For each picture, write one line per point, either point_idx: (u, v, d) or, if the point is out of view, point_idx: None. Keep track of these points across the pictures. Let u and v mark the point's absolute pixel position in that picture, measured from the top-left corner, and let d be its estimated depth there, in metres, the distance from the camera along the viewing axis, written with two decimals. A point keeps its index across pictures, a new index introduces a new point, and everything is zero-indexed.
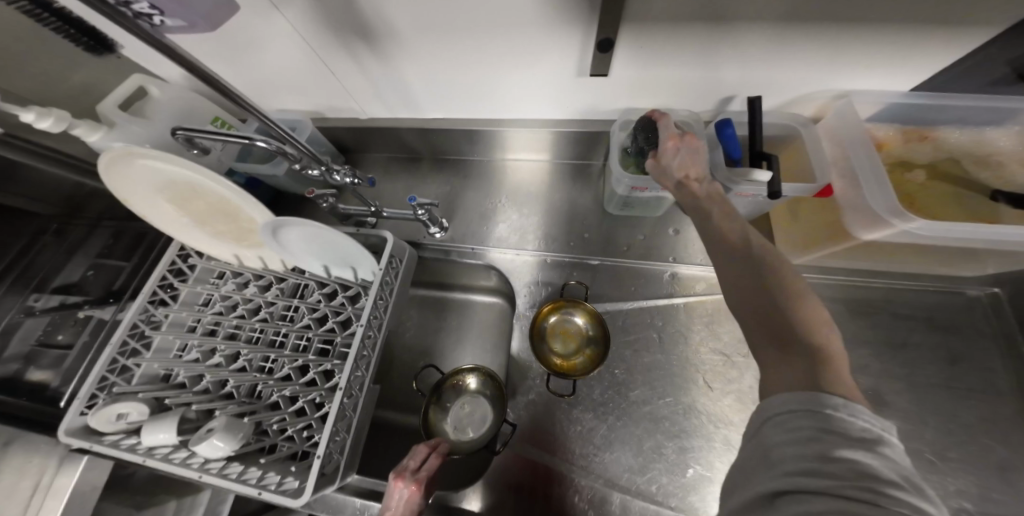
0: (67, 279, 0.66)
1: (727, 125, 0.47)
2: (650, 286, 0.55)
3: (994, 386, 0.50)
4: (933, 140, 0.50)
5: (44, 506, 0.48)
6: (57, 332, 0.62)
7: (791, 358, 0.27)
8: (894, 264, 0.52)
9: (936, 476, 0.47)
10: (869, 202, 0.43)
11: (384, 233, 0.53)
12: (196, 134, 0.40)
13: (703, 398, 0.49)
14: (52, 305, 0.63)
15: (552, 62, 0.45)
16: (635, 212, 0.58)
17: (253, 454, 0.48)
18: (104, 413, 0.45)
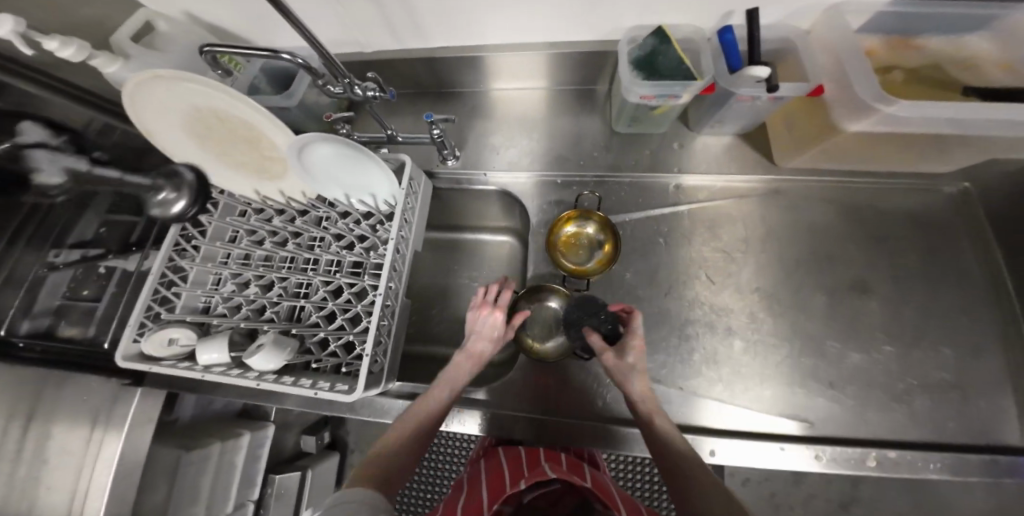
0: (82, 236, 0.61)
1: (729, 30, 0.49)
2: (655, 196, 0.59)
3: (966, 270, 0.55)
4: (914, 47, 0.54)
5: (99, 457, 0.45)
6: (83, 287, 0.57)
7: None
8: (873, 164, 0.57)
9: (921, 351, 0.51)
10: (857, 94, 0.46)
11: (403, 157, 0.56)
12: (221, 50, 0.43)
13: (705, 291, 0.54)
14: (74, 258, 0.58)
15: None
16: (642, 128, 0.61)
17: (300, 369, 0.51)
18: (156, 337, 0.46)
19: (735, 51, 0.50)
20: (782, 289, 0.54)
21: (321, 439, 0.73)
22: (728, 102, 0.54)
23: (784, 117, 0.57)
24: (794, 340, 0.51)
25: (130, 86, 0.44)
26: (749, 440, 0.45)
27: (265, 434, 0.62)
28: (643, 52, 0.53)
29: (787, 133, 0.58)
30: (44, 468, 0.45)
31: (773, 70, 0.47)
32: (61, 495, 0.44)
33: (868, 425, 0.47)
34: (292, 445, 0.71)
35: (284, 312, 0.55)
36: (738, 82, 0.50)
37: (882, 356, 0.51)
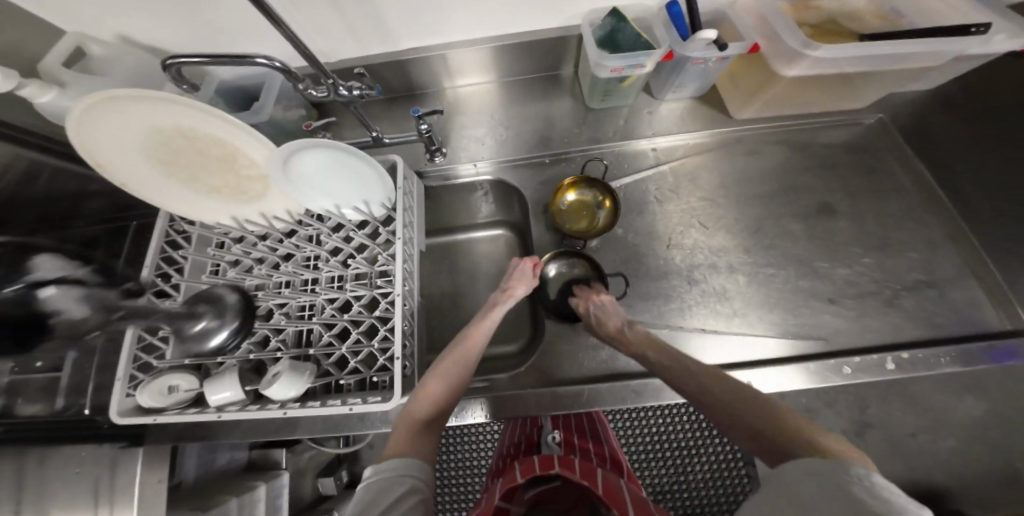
0: None
1: (675, 4, 0.54)
2: (637, 161, 0.63)
3: (903, 185, 0.64)
4: (815, 9, 0.60)
5: None
6: (32, 360, 0.46)
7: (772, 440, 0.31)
8: (812, 106, 0.65)
9: (890, 257, 0.58)
10: (788, 44, 0.53)
11: (390, 157, 0.55)
12: (182, 60, 0.41)
13: (702, 237, 0.58)
14: None
15: None
16: (612, 101, 0.64)
17: (321, 392, 0.48)
18: (154, 387, 0.43)
19: (682, 22, 0.54)
20: (764, 224, 0.59)
21: (340, 478, 0.65)
22: (684, 67, 0.59)
23: (730, 78, 0.64)
24: (787, 267, 0.57)
25: (78, 114, 0.39)
26: (777, 365, 0.49)
27: (281, 483, 0.55)
28: (602, 32, 0.57)
29: (737, 91, 0.64)
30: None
31: (719, 30, 0.51)
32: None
33: (866, 328, 0.53)
34: (310, 491, 0.62)
35: (289, 338, 0.51)
36: (691, 47, 0.54)
37: (862, 267, 0.57)
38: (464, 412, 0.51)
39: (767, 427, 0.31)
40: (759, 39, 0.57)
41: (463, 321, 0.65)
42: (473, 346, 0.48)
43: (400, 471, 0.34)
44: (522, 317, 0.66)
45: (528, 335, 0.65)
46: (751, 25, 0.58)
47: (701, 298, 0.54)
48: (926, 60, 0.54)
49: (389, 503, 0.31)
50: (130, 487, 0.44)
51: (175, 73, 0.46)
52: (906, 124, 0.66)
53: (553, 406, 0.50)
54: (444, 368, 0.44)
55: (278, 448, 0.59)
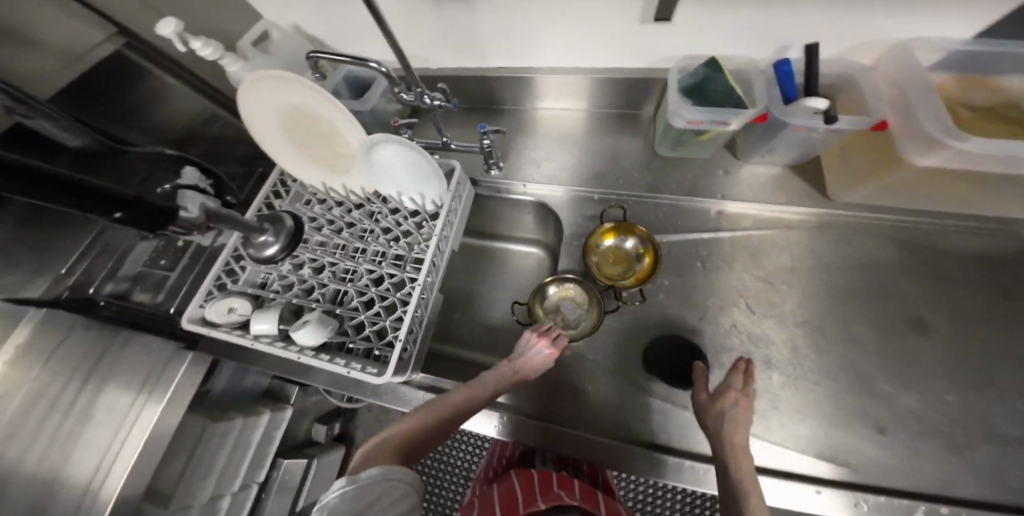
0: None
1: (785, 62, 0.45)
2: (696, 220, 0.57)
3: None
4: (992, 86, 0.45)
5: (126, 445, 0.51)
6: (160, 258, 0.67)
7: None
8: (951, 205, 0.50)
9: (1007, 413, 0.44)
10: (924, 126, 0.41)
11: (452, 164, 0.61)
12: (324, 56, 0.49)
13: (743, 319, 0.51)
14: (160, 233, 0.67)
15: (609, 15, 0.50)
16: (684, 152, 0.60)
17: (335, 349, 0.55)
18: (221, 305, 0.54)
19: (790, 82, 0.45)
20: (830, 324, 0.50)
21: (330, 430, 0.89)
22: (782, 132, 0.50)
23: (841, 153, 0.52)
24: (841, 381, 0.47)
25: (247, 84, 0.51)
26: (781, 480, 0.42)
27: (280, 418, 0.73)
28: (690, 78, 0.51)
29: (845, 169, 0.51)
30: (88, 424, 0.50)
31: (831, 100, 0.42)
32: (89, 459, 0.49)
33: (929, 483, 0.42)
34: (305, 431, 0.85)
35: (329, 294, 0.60)
36: (793, 113, 0.46)
37: (944, 406, 0.45)
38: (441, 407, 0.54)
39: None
40: (889, 115, 0.45)
41: (473, 326, 0.68)
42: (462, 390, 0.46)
43: (385, 478, 0.34)
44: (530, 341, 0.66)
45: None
46: (886, 99, 0.45)
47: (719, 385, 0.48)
48: None
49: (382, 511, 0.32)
50: (169, 386, 0.57)
51: (313, 61, 0.56)
52: None
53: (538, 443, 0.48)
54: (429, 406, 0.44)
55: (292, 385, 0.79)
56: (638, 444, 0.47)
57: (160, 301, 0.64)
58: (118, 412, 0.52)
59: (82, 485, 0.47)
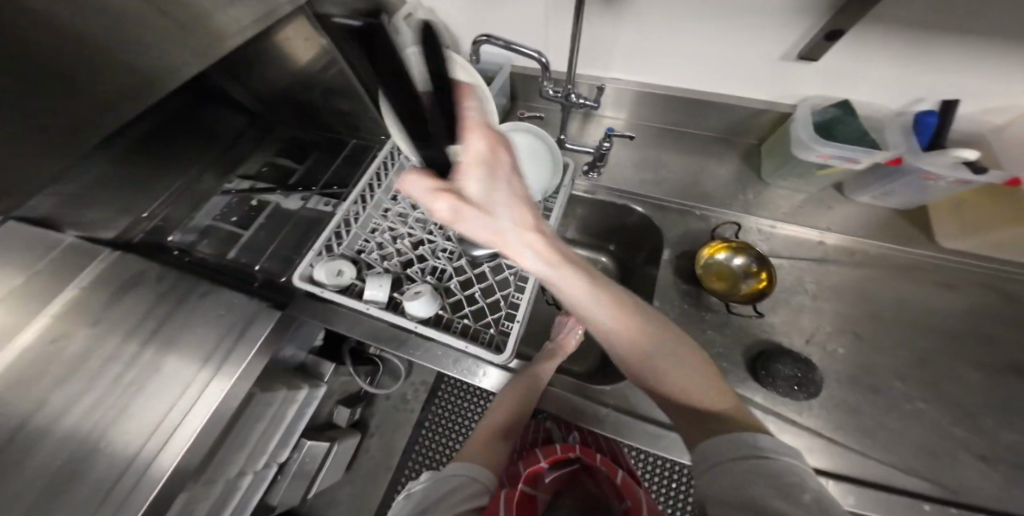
0: (247, 171, 0.74)
1: (930, 114, 0.49)
2: (797, 247, 0.59)
3: None
4: None
5: (182, 426, 0.47)
6: (232, 215, 0.69)
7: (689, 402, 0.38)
8: None
9: None
10: None
11: (563, 160, 0.63)
12: (490, 41, 0.51)
13: (849, 347, 0.52)
14: (243, 188, 0.71)
15: (754, 47, 0.52)
16: (792, 183, 0.62)
17: (434, 325, 0.55)
18: (330, 267, 0.54)
19: (930, 133, 0.49)
20: (936, 361, 0.50)
21: (352, 414, 0.84)
22: (906, 177, 0.53)
23: (956, 208, 0.54)
24: (945, 411, 0.47)
25: (399, 58, 0.54)
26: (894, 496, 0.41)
27: (317, 393, 0.72)
28: (822, 116, 0.55)
29: (958, 220, 0.54)
30: (139, 395, 0.47)
31: (982, 152, 0.45)
32: (141, 428, 0.46)
33: None
34: (326, 413, 0.81)
35: (428, 269, 0.60)
36: (928, 160, 0.49)
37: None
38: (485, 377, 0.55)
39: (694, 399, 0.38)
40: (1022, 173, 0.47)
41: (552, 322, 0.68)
42: (496, 236, 0.39)
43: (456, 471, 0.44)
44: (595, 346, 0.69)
45: (593, 365, 0.68)
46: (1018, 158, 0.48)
47: (824, 402, 0.48)
48: None
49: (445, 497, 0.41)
50: (243, 360, 0.53)
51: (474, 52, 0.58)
52: None
53: (618, 435, 0.50)
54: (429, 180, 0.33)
55: (327, 364, 0.77)
56: None
57: (230, 255, 0.66)
58: (175, 385, 0.49)
59: (134, 448, 0.45)
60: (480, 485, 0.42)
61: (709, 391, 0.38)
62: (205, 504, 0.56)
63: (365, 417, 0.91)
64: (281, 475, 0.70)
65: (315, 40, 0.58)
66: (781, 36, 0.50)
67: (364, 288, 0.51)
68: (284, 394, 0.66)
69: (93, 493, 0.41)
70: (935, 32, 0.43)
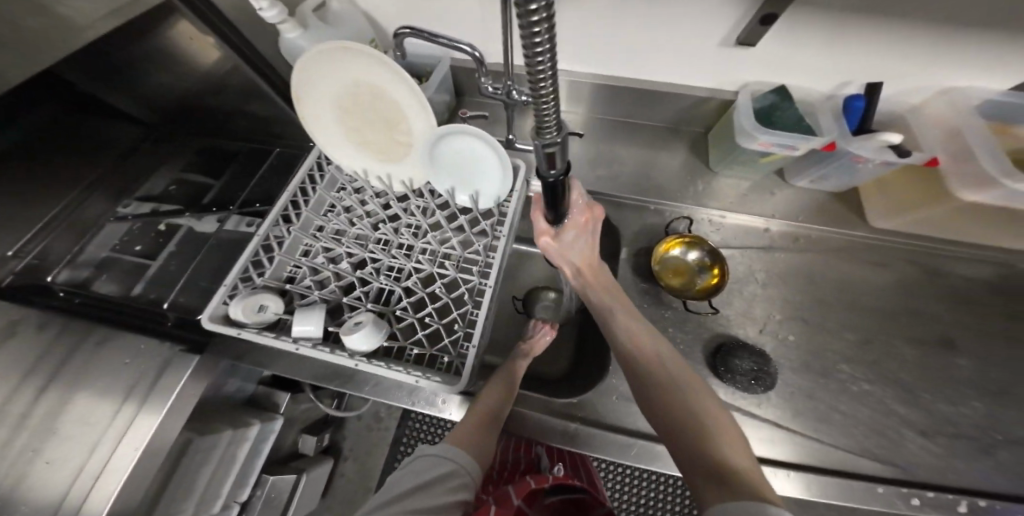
0: (150, 189, 0.60)
1: (857, 98, 0.50)
2: (748, 237, 0.60)
3: None
4: None
5: (104, 476, 0.41)
6: (135, 243, 0.57)
7: (701, 431, 0.36)
8: (967, 235, 0.56)
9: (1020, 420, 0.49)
10: (980, 163, 0.46)
11: (514, 160, 0.58)
12: (412, 33, 0.44)
13: (799, 335, 0.53)
14: (145, 212, 0.58)
15: (695, 35, 0.50)
16: (741, 172, 0.62)
17: (380, 355, 0.49)
18: (248, 303, 0.47)
19: (856, 117, 0.50)
20: (875, 339, 0.53)
21: (319, 441, 0.77)
22: (840, 160, 0.54)
23: (879, 188, 0.57)
24: (884, 386, 0.50)
25: (309, 54, 0.46)
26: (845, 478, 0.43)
27: (272, 428, 0.60)
28: (761, 104, 0.55)
29: (884, 199, 0.57)
30: (52, 440, 0.41)
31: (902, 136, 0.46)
32: (62, 475, 0.40)
33: (958, 475, 0.46)
34: (290, 443, 0.71)
35: (372, 292, 0.53)
36: (857, 144, 0.50)
37: (969, 411, 0.49)
38: (444, 406, 0.51)
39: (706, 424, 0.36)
40: (939, 151, 0.50)
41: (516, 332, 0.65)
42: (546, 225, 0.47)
43: (438, 455, 0.40)
44: (568, 348, 0.66)
45: (569, 364, 0.64)
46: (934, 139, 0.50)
47: (780, 391, 0.50)
48: None
49: (427, 482, 0.37)
50: (169, 395, 0.46)
51: (400, 43, 0.51)
52: None
53: (589, 450, 0.48)
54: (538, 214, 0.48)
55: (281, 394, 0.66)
56: None
57: (136, 292, 0.54)
58: (91, 428, 0.43)
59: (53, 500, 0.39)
60: (468, 474, 0.39)
61: (718, 423, 0.36)
62: None
63: (335, 442, 0.84)
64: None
65: (200, 34, 0.49)
66: (720, 24, 0.48)
67: (301, 328, 0.46)
68: (231, 435, 0.54)
69: None
70: (865, 18, 0.43)
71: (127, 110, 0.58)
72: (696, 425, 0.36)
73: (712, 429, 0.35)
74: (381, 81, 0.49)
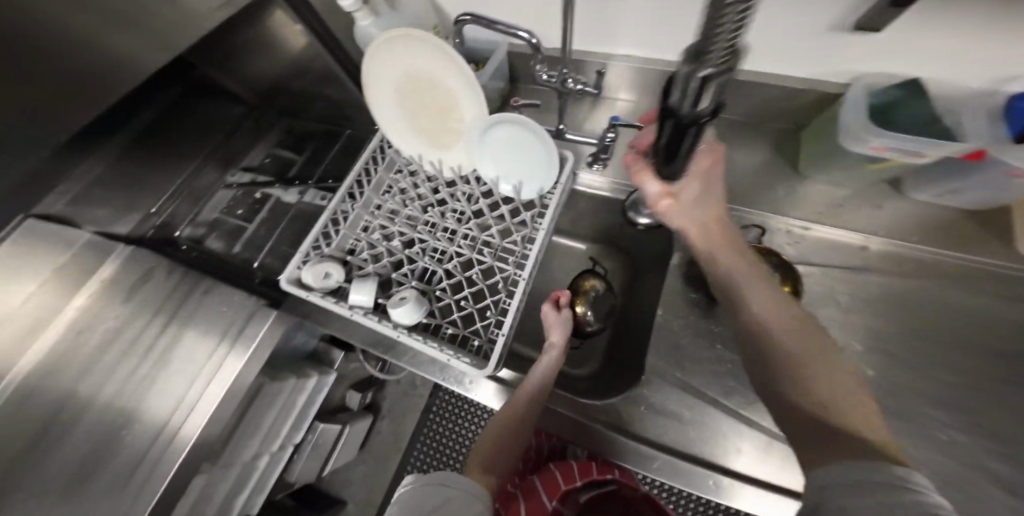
0: (249, 163, 0.70)
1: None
2: (827, 253, 0.52)
3: None
4: None
5: (190, 420, 0.49)
6: (238, 208, 0.67)
7: (836, 405, 0.30)
8: None
9: None
10: None
11: (563, 153, 0.57)
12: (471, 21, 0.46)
13: (878, 372, 0.46)
14: (245, 182, 0.67)
15: (785, 20, 0.43)
16: (830, 177, 0.53)
17: (421, 330, 0.53)
18: (316, 269, 0.53)
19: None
20: (983, 395, 0.44)
21: (363, 398, 0.85)
22: (981, 172, 0.43)
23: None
24: (988, 451, 0.42)
25: (380, 39, 0.49)
26: None
27: (326, 383, 0.69)
28: (880, 98, 0.45)
29: None
30: (163, 372, 0.50)
31: None
32: (166, 403, 0.49)
33: None
34: (338, 398, 0.80)
35: (418, 271, 0.57)
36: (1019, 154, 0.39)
37: None
38: (474, 386, 0.53)
39: (849, 406, 0.30)
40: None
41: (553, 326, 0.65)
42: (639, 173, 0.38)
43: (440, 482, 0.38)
44: (602, 348, 0.64)
45: (599, 365, 0.63)
46: None
47: None
48: None
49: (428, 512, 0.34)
50: (253, 339, 0.54)
51: (463, 30, 0.52)
52: None
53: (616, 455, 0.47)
54: (642, 178, 0.38)
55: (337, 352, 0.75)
56: (722, 468, 0.45)
57: (235, 250, 0.64)
58: (193, 364, 0.51)
59: (159, 424, 0.48)
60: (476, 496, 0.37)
61: (860, 400, 0.30)
62: (224, 488, 0.56)
63: (377, 401, 0.92)
64: (296, 455, 0.71)
65: (291, 21, 0.54)
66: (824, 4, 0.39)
67: (356, 296, 0.51)
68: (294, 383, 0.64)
69: (124, 470, 0.45)
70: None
71: (231, 89, 0.67)
72: (830, 405, 0.30)
73: (856, 416, 0.29)
74: (442, 67, 0.51)
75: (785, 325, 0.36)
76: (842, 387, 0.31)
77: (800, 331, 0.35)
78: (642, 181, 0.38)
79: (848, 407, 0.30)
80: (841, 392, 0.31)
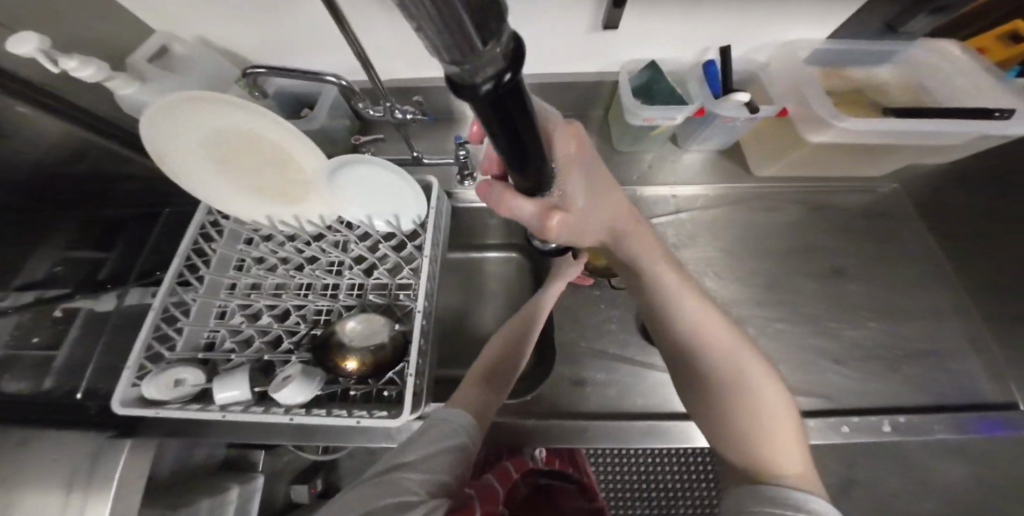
0: (29, 276, 0.51)
1: (711, 64, 0.54)
2: (657, 205, 0.64)
3: (914, 251, 0.65)
4: (845, 77, 0.60)
5: None
6: (30, 336, 0.49)
7: (751, 415, 0.32)
8: (832, 168, 0.66)
9: (895, 321, 0.59)
10: (817, 110, 0.53)
11: (423, 179, 0.58)
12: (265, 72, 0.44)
13: (716, 286, 0.60)
14: (27, 301, 0.49)
15: (561, 27, 0.52)
16: (642, 147, 0.66)
17: (322, 401, 0.49)
18: (162, 380, 0.44)
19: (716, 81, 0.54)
20: (778, 282, 0.61)
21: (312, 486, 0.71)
22: (713, 119, 0.58)
23: (755, 133, 0.64)
24: (793, 319, 0.58)
25: (159, 108, 0.42)
26: None
27: (256, 485, 0.56)
28: (638, 82, 0.57)
29: (762, 151, 0.64)
30: None
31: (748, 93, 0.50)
32: None
33: (872, 391, 0.53)
34: (281, 496, 0.67)
35: (301, 340, 0.52)
36: (722, 106, 0.53)
37: (863, 326, 0.58)
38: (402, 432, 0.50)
39: (769, 420, 0.32)
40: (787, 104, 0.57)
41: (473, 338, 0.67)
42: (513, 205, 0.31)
43: None
44: None
45: None
46: (782, 91, 0.57)
47: None
48: (936, 139, 0.57)
49: None
50: (112, 477, 0.43)
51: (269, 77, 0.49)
52: (915, 196, 0.68)
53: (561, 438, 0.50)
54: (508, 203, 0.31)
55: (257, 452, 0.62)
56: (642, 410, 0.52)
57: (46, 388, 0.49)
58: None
59: None
60: None
61: (774, 417, 0.32)
62: None
63: None
64: None
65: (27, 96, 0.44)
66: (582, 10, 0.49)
67: (225, 395, 0.44)
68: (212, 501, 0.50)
69: None
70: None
71: None
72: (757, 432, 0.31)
73: (769, 418, 0.32)
74: (251, 124, 0.47)
75: (696, 313, 0.37)
76: (762, 400, 0.33)
77: (710, 329, 0.36)
78: (509, 208, 0.31)
79: (766, 421, 0.32)
80: (764, 405, 0.32)
